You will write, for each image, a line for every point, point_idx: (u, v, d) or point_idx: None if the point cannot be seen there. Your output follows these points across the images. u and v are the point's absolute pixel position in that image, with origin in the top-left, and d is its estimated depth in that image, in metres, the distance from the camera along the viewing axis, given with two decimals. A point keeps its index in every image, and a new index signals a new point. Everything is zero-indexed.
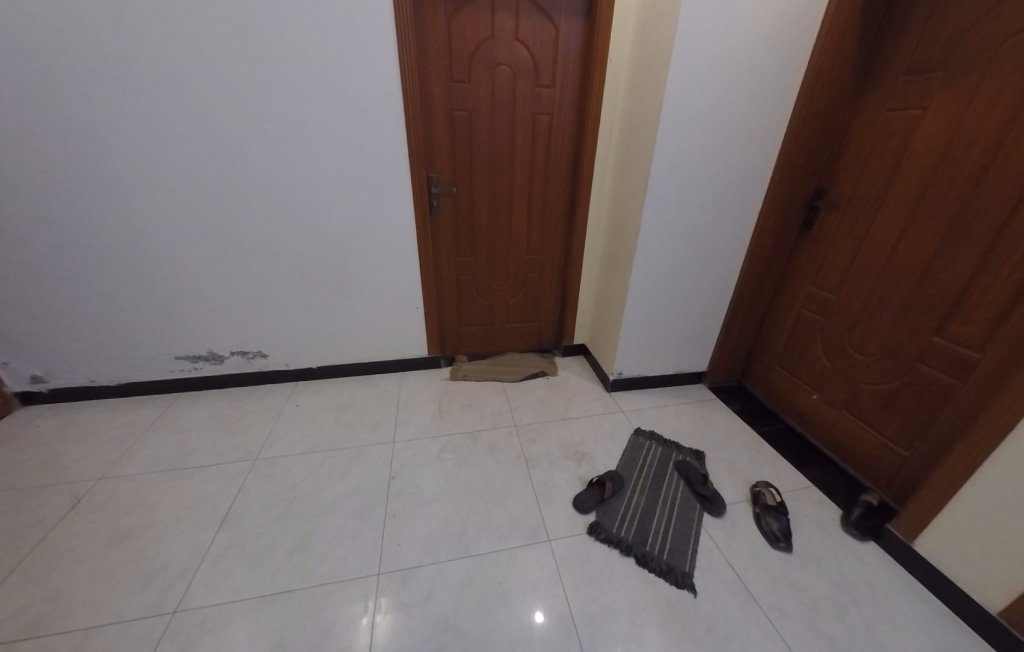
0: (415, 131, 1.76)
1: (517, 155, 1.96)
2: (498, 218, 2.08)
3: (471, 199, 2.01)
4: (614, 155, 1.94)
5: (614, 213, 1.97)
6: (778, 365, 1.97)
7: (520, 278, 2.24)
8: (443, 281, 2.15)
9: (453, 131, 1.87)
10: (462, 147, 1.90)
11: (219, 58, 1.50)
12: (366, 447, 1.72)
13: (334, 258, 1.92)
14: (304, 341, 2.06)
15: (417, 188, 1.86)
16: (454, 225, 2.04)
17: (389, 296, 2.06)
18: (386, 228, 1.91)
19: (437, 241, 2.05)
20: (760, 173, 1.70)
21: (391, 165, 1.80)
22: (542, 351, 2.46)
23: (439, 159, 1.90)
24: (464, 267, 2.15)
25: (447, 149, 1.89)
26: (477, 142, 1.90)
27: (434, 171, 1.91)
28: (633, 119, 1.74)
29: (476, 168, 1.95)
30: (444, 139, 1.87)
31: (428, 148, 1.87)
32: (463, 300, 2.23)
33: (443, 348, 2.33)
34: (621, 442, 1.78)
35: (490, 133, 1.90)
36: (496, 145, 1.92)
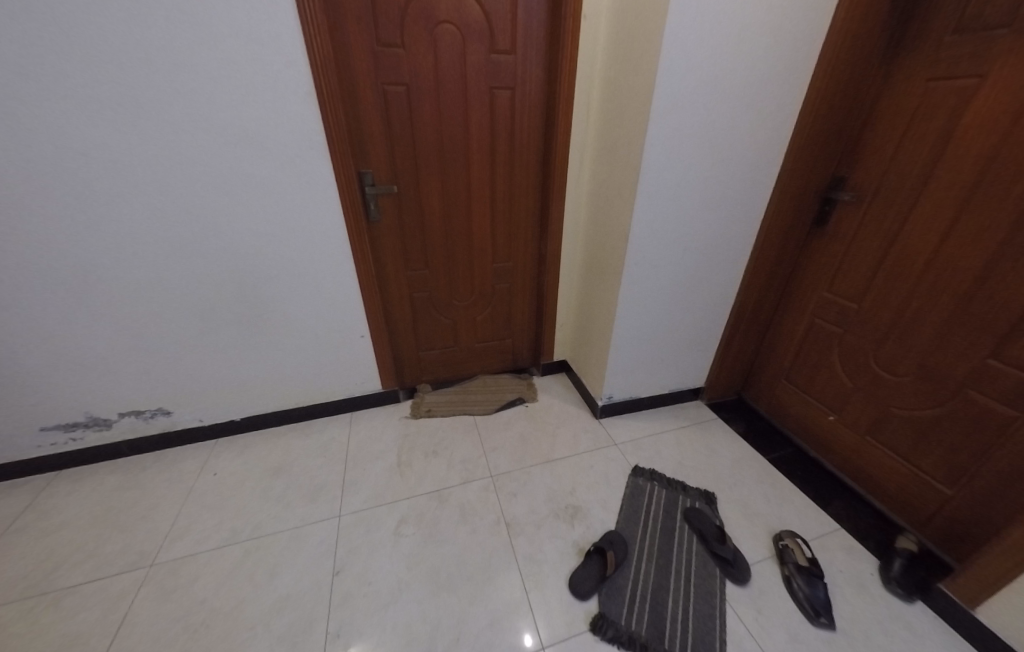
0: (335, 115, 1.33)
1: (472, 142, 1.57)
2: (454, 221, 1.70)
3: (420, 200, 1.62)
4: (593, 140, 1.60)
5: (595, 211, 1.64)
6: (786, 378, 1.73)
7: (487, 291, 1.89)
8: (392, 302, 1.76)
9: (387, 113, 1.45)
10: (402, 134, 1.49)
11: (26, 14, 1.03)
12: (304, 529, 1.35)
13: (245, 285, 1.49)
14: (220, 388, 1.64)
15: (346, 190, 1.45)
16: (401, 233, 1.65)
17: (324, 325, 1.66)
18: (310, 243, 1.50)
19: (380, 254, 1.66)
20: (770, 159, 1.40)
21: (307, 161, 1.37)
22: (519, 372, 2.15)
23: (372, 151, 1.49)
24: (417, 283, 1.77)
25: (383, 137, 1.48)
26: (420, 127, 1.50)
27: (367, 166, 1.50)
28: (614, 95, 1.39)
29: (422, 160, 1.55)
30: (376, 124, 1.45)
31: (355, 136, 1.44)
32: (420, 320, 1.85)
33: (400, 377, 1.96)
34: (618, 488, 1.48)
35: (436, 115, 1.50)
36: (445, 130, 1.53)
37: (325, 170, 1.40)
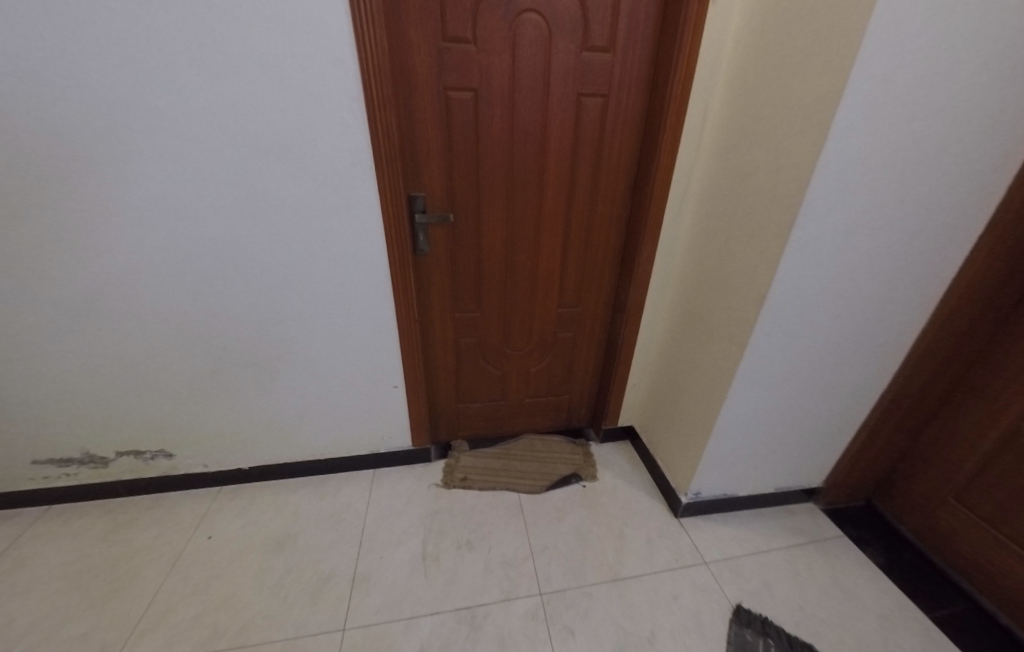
0: (386, 126, 1.07)
1: (549, 163, 1.27)
2: (517, 257, 1.39)
3: (479, 232, 1.32)
4: (706, 166, 1.23)
5: (704, 256, 1.26)
6: (958, 499, 1.24)
7: (548, 341, 1.56)
8: (434, 346, 1.47)
9: (449, 126, 1.17)
10: (464, 152, 1.21)
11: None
12: (298, 643, 1.05)
13: (265, 320, 1.27)
14: (230, 433, 1.42)
15: (391, 218, 1.17)
16: (451, 269, 1.36)
17: (352, 370, 1.39)
18: (342, 276, 1.24)
19: (425, 292, 1.38)
20: (976, 199, 0.98)
21: (348, 179, 1.12)
22: (573, 434, 1.77)
23: (426, 170, 1.21)
24: (465, 327, 1.47)
25: (441, 155, 1.20)
26: (488, 143, 1.21)
27: (420, 189, 1.23)
28: (756, 109, 1.03)
29: (486, 183, 1.26)
30: (435, 139, 1.18)
31: (408, 152, 1.18)
32: (465, 369, 1.54)
33: (435, 433, 1.65)
34: (717, 644, 1.07)
35: (508, 129, 1.20)
36: (518, 147, 1.23)
37: (369, 192, 1.14)
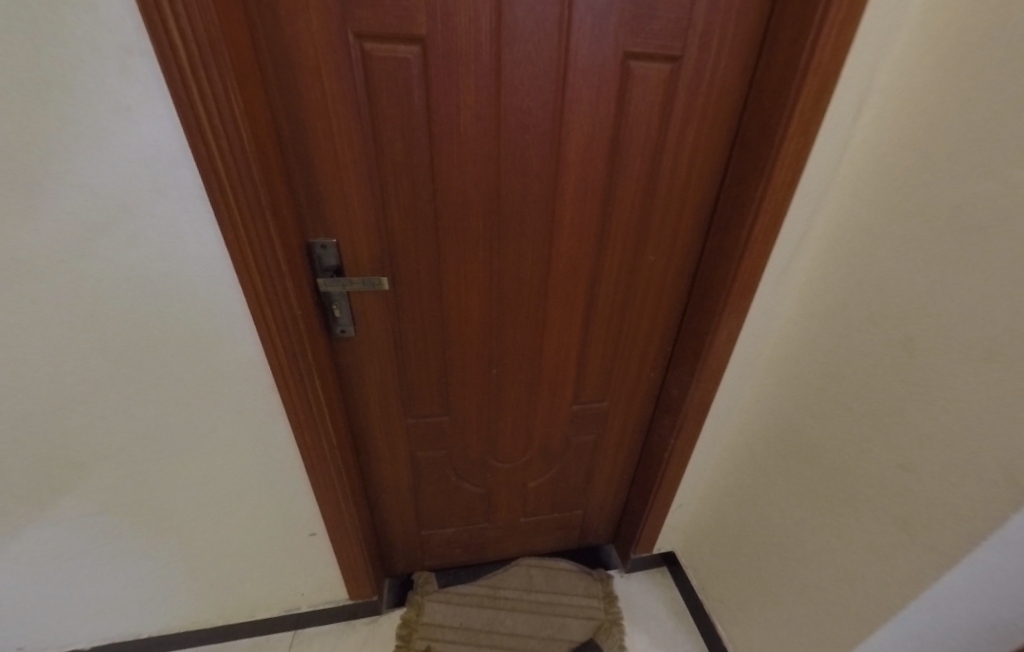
0: (227, 115, 0.50)
1: (560, 182, 0.71)
2: (506, 335, 0.84)
3: (442, 299, 0.78)
4: (845, 198, 0.66)
5: (837, 356, 0.70)
6: None
7: (555, 447, 1.03)
8: (378, 464, 0.94)
9: (372, 115, 0.61)
10: (406, 164, 0.65)
11: None
12: None
13: (44, 486, 0.67)
14: (40, 627, 0.86)
15: (266, 293, 0.61)
16: (397, 357, 0.81)
17: (241, 530, 0.85)
18: (190, 396, 0.67)
19: (354, 393, 0.83)
20: None
21: (168, 224, 0.55)
22: (589, 556, 1.26)
23: (335, 200, 0.65)
24: (426, 439, 0.92)
25: (361, 170, 0.64)
26: (450, 148, 0.65)
27: (326, 232, 0.67)
28: (989, 97, 0.47)
29: (448, 219, 0.70)
30: (345, 141, 0.61)
31: (294, 166, 0.62)
32: (429, 491, 1.01)
33: (388, 572, 1.13)
34: None
35: (486, 121, 0.64)
36: (506, 155, 0.68)
37: (215, 247, 0.58)
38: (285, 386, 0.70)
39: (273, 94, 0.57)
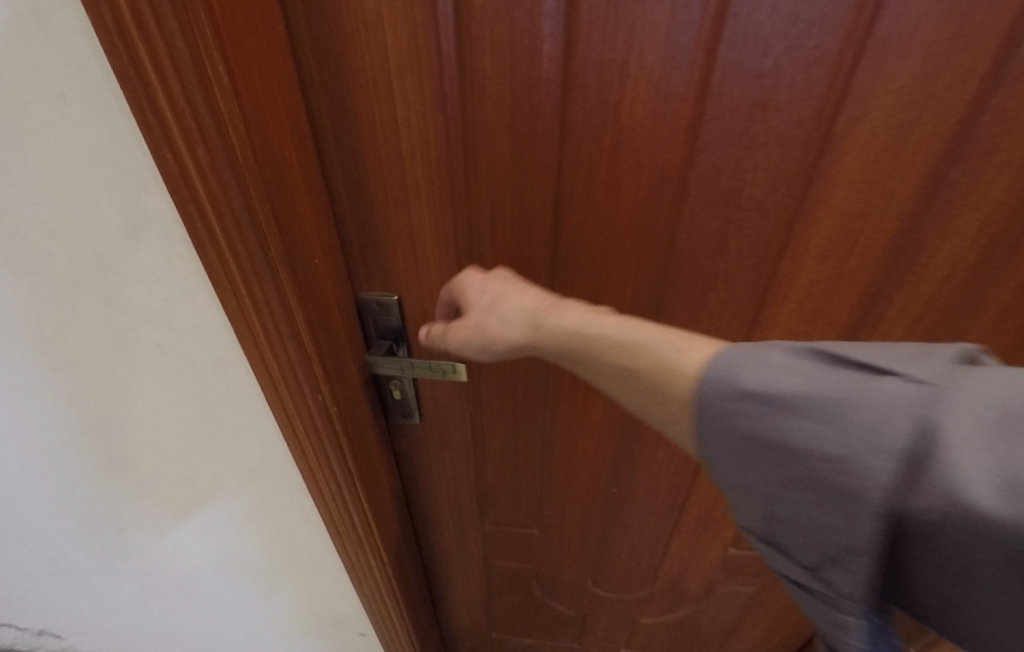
0: (208, 114, 0.26)
1: (802, 220, 0.36)
2: (641, 450, 0.53)
3: (548, 392, 0.50)
4: None
5: None
6: None
7: (686, 592, 0.70)
8: (444, 563, 0.72)
9: (464, 100, 0.34)
10: (514, 187, 0.37)
11: None
12: None
13: (89, 537, 0.61)
14: None
15: (288, 386, 0.40)
16: (474, 454, 0.57)
17: (280, 623, 0.70)
18: (214, 474, 0.52)
19: (415, 486, 0.62)
20: None
21: (147, 278, 0.35)
22: None
23: (401, 245, 0.41)
24: (505, 548, 0.68)
25: (440, 197, 0.38)
26: (596, 155, 0.35)
27: (385, 286, 0.44)
28: None
29: (574, 276, 0.42)
30: (417, 148, 0.36)
31: (338, 184, 0.38)
32: (504, 599, 0.78)
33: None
34: None
35: (676, 104, 0.33)
36: (704, 169, 0.35)
37: (216, 309, 0.37)
38: (321, 498, 0.49)
39: (310, 76, 0.33)
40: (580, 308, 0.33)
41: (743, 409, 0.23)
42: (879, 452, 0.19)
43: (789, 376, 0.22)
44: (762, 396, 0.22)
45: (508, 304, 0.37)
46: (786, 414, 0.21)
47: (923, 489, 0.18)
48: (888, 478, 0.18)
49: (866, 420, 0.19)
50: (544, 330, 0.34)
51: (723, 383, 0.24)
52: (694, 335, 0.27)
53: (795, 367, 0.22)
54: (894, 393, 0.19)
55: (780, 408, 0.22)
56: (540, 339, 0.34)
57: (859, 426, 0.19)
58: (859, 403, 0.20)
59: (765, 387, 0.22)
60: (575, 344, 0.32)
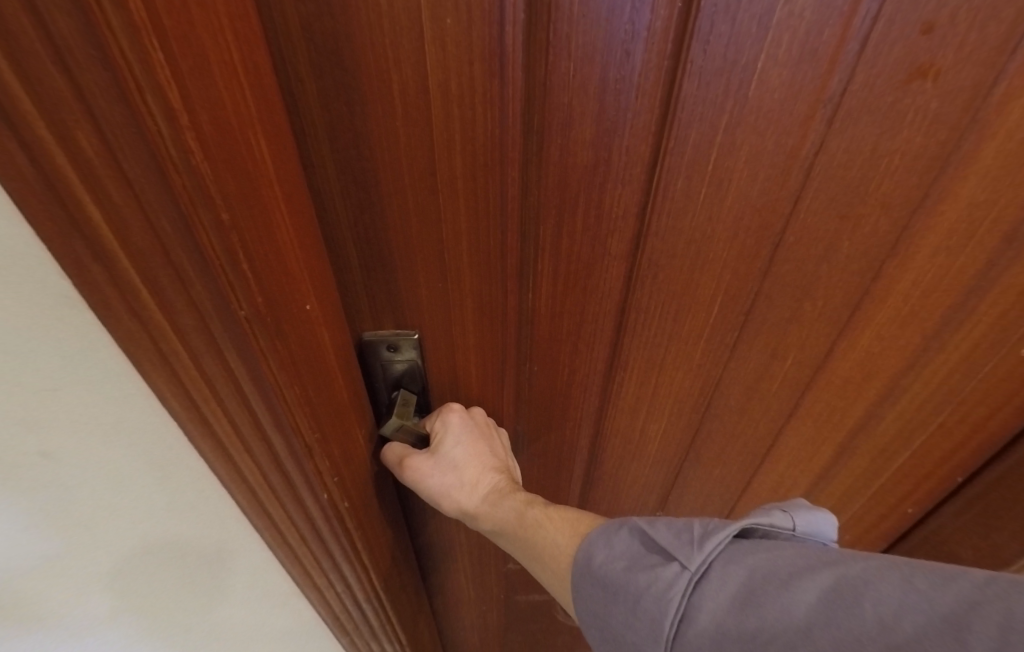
0: (104, 72, 0.12)
1: (928, 213, 0.30)
2: (690, 470, 0.48)
3: (597, 423, 0.42)
4: None
5: None
6: None
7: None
8: (457, 617, 0.64)
9: (534, 52, 0.22)
10: (594, 181, 0.27)
11: None
12: None
13: None
14: None
15: (282, 484, 0.28)
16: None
17: None
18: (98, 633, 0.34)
19: (429, 545, 0.51)
20: None
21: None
22: None
23: (424, 280, 0.29)
24: (528, 583, 0.63)
25: (486, 214, 0.26)
26: (707, 134, 0.26)
27: (397, 324, 0.31)
28: None
29: (651, 293, 0.33)
30: (464, 130, 0.23)
31: (329, 188, 0.24)
32: (521, 629, 0.72)
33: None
34: None
35: (829, 60, 0.24)
36: (835, 148, 0.27)
37: (140, 388, 0.23)
38: (318, 599, 0.38)
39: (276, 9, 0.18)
40: (502, 486, 0.36)
41: (620, 558, 0.27)
42: (711, 603, 0.23)
43: (671, 536, 0.26)
44: (644, 547, 0.27)
45: (496, 496, 0.36)
46: (653, 565, 0.26)
47: (708, 627, 0.22)
48: (668, 630, 0.24)
49: (619, 567, 0.27)
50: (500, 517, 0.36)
51: (604, 543, 0.28)
52: (564, 509, 0.34)
53: (679, 529, 0.27)
54: (730, 564, 0.24)
55: (616, 592, 0.26)
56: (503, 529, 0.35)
57: (676, 571, 0.25)
58: (716, 564, 0.24)
59: (650, 540, 0.27)
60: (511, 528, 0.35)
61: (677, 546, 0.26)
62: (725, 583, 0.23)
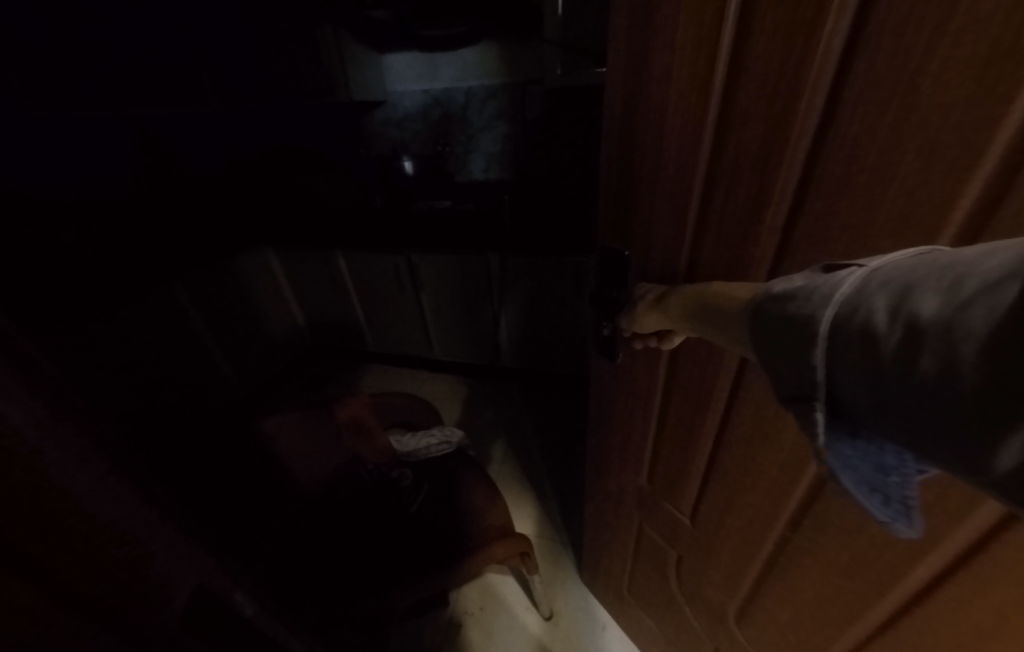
0: None
1: None
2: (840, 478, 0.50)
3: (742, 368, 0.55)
4: None
5: None
6: None
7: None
8: (616, 481, 0.93)
9: (738, 94, 0.44)
10: (764, 160, 0.44)
11: None
12: None
13: None
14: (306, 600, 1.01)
15: None
16: (661, 411, 0.72)
17: None
18: None
19: (612, 411, 0.81)
20: None
21: None
22: None
23: (655, 217, 0.56)
24: (670, 502, 0.81)
25: (698, 180, 0.51)
26: (873, 112, 0.36)
27: (636, 246, 0.61)
28: None
29: (801, 252, 0.45)
30: (690, 129, 0.48)
31: (632, 165, 0.56)
32: (653, 538, 0.92)
33: (596, 576, 1.27)
34: None
35: (998, 46, 0.29)
36: (1016, 132, 0.30)
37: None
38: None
39: (635, 104, 0.53)
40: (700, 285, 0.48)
41: (790, 283, 0.34)
42: (869, 297, 0.27)
43: (838, 269, 0.31)
44: (816, 275, 0.32)
45: (692, 290, 0.48)
46: (821, 282, 0.31)
47: (864, 314, 0.27)
48: (821, 322, 0.29)
49: (788, 291, 0.33)
50: (697, 299, 0.46)
51: (778, 282, 0.35)
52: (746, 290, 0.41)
53: (846, 264, 0.31)
54: (893, 271, 0.27)
55: (781, 305, 0.33)
56: (699, 306, 0.46)
57: (842, 281, 0.30)
58: (880, 273, 0.28)
59: (820, 271, 0.32)
60: (705, 301, 0.45)
61: (844, 269, 0.30)
62: (885, 283, 0.27)
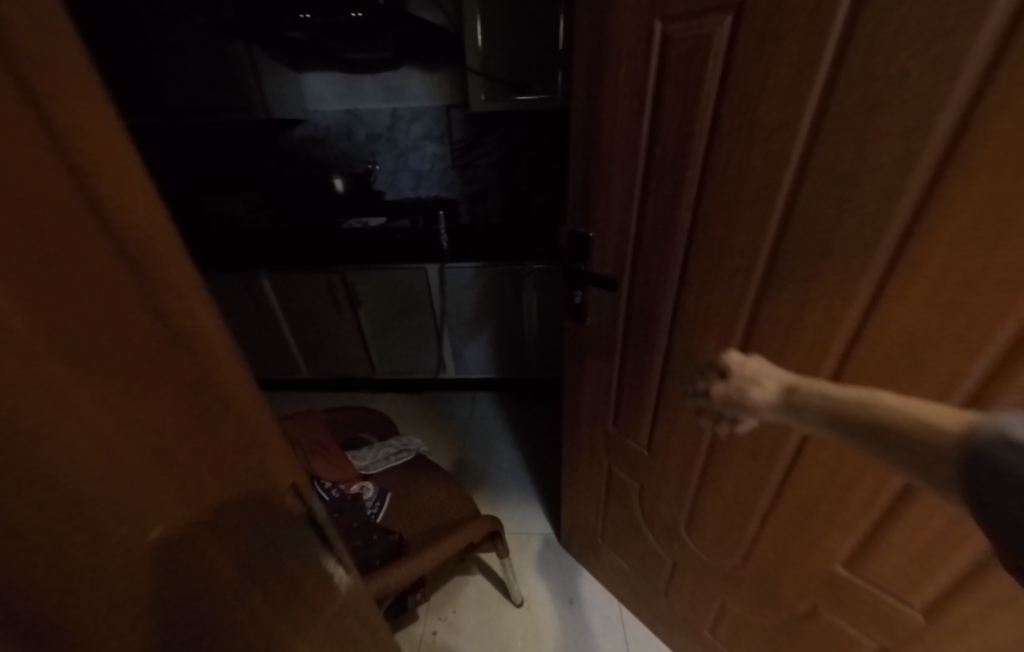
0: None
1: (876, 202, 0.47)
2: None
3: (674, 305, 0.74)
4: None
5: None
6: None
7: (764, 543, 0.82)
8: (588, 428, 1.11)
9: (657, 104, 0.63)
10: (675, 152, 0.63)
11: None
12: None
13: None
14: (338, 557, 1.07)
15: None
16: (619, 354, 0.90)
17: None
18: None
19: (583, 359, 1.00)
20: None
21: None
22: None
23: (610, 195, 0.76)
24: (631, 438, 0.99)
25: (634, 167, 0.70)
26: (731, 122, 0.56)
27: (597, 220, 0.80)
28: None
29: (700, 216, 0.64)
30: (630, 127, 0.67)
31: (591, 156, 0.75)
32: (620, 477, 1.09)
33: (576, 524, 1.43)
34: None
35: (787, 84, 0.49)
36: (802, 137, 0.51)
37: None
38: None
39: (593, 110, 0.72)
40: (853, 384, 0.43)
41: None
42: None
43: None
44: None
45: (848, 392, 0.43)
46: None
47: None
48: None
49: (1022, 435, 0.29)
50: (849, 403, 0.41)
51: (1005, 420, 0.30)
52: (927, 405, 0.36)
53: None
54: None
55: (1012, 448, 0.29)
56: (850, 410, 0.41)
57: None
58: None
59: None
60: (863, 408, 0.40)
61: None
62: None
